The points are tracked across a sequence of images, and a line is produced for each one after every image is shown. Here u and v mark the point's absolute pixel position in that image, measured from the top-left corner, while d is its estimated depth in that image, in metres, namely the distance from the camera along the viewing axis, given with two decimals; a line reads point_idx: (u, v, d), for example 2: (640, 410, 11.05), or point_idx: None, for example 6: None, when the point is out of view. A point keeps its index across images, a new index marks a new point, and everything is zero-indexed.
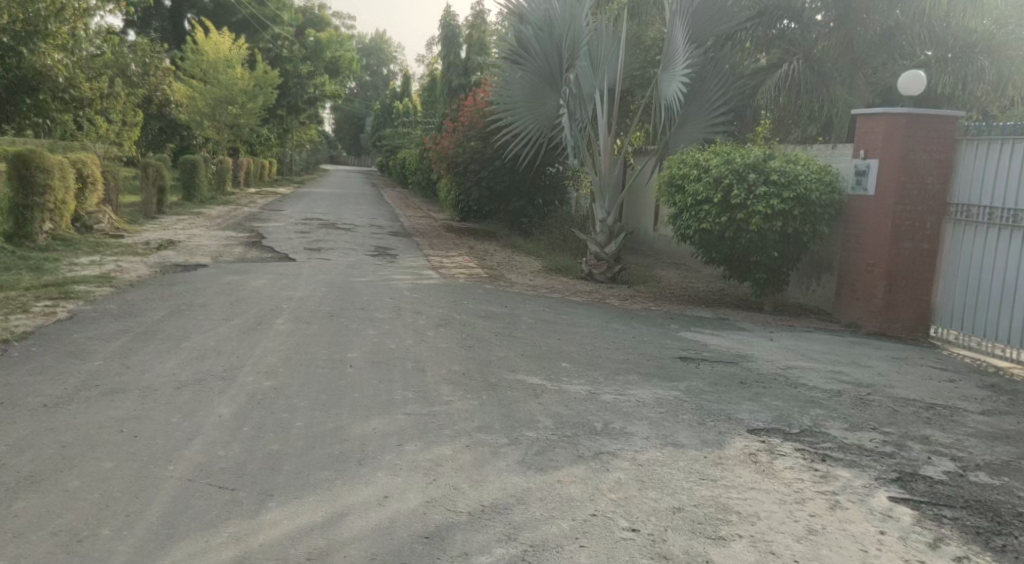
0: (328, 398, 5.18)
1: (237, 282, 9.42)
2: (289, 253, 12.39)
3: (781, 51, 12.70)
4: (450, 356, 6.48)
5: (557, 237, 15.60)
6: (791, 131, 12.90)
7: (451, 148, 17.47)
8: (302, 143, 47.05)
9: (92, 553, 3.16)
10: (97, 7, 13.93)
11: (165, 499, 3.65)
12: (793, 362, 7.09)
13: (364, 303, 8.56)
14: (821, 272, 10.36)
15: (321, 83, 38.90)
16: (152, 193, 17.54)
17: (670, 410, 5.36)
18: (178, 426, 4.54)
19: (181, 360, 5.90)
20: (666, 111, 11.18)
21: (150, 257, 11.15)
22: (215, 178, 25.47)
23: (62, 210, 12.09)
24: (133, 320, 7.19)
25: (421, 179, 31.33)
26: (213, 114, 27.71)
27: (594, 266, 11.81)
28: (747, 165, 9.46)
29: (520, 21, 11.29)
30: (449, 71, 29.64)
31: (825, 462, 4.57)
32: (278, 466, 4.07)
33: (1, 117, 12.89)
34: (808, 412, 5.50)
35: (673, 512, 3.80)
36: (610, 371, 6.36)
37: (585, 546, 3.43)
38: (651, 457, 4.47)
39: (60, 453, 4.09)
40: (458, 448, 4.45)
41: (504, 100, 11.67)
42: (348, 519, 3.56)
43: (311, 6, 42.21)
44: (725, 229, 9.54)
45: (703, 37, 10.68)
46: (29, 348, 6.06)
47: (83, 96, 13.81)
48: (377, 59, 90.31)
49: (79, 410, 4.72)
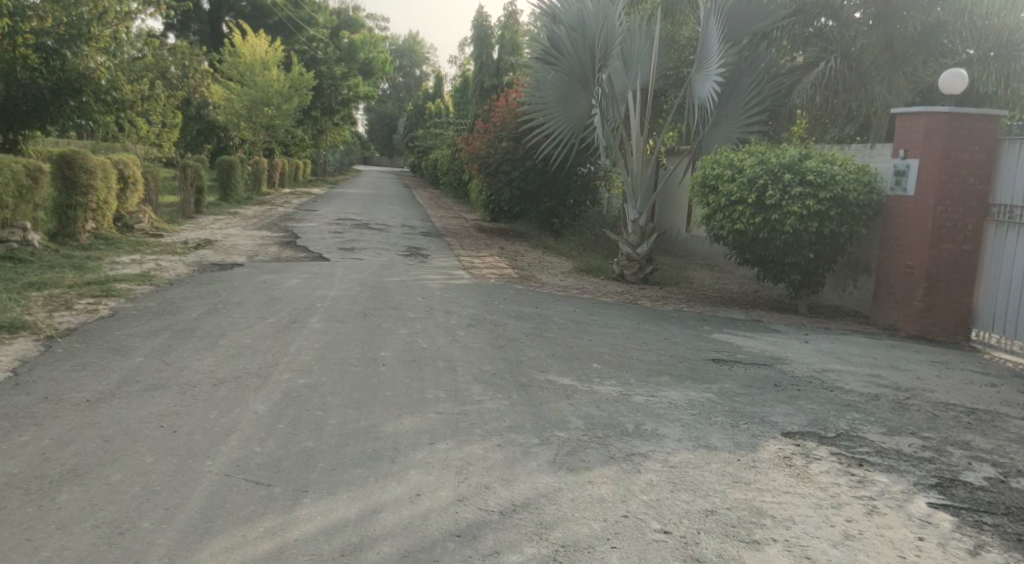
0: (362, 396, 5.23)
1: (273, 281, 9.54)
2: (323, 253, 12.52)
3: (818, 50, 12.67)
4: (481, 356, 6.50)
5: (588, 237, 15.56)
6: (827, 132, 12.91)
7: (482, 148, 17.53)
8: (336, 143, 47.65)
9: (133, 546, 3.23)
10: (138, 11, 14.26)
11: (203, 494, 3.71)
12: (829, 366, 6.99)
13: (397, 302, 8.62)
14: (858, 274, 10.19)
15: (355, 84, 39.28)
16: (190, 194, 17.79)
17: (702, 412, 5.33)
18: (216, 422, 4.62)
19: (218, 357, 6.00)
20: (700, 111, 11.11)
21: (188, 257, 11.33)
22: (251, 178, 25.83)
23: (105, 210, 12.36)
24: (171, 317, 7.33)
25: (453, 179, 31.39)
26: (249, 115, 28.12)
27: (626, 266, 11.75)
28: (783, 165, 9.37)
29: (552, 21, 11.33)
30: (481, 72, 29.74)
31: (862, 466, 4.50)
32: (313, 463, 4.12)
33: (47, 119, 13.12)
34: (844, 416, 5.42)
35: (706, 515, 3.77)
36: (641, 372, 6.35)
37: (617, 547, 3.42)
38: (683, 459, 4.45)
39: (103, 447, 4.19)
40: (489, 447, 4.46)
41: (537, 99, 11.75)
42: (383, 515, 3.60)
43: (345, 7, 42.65)
44: (759, 230, 9.44)
45: (738, 36, 10.60)
46: (72, 344, 6.21)
47: (125, 98, 14.06)
48: (410, 60, 91.05)
49: (121, 405, 4.84)
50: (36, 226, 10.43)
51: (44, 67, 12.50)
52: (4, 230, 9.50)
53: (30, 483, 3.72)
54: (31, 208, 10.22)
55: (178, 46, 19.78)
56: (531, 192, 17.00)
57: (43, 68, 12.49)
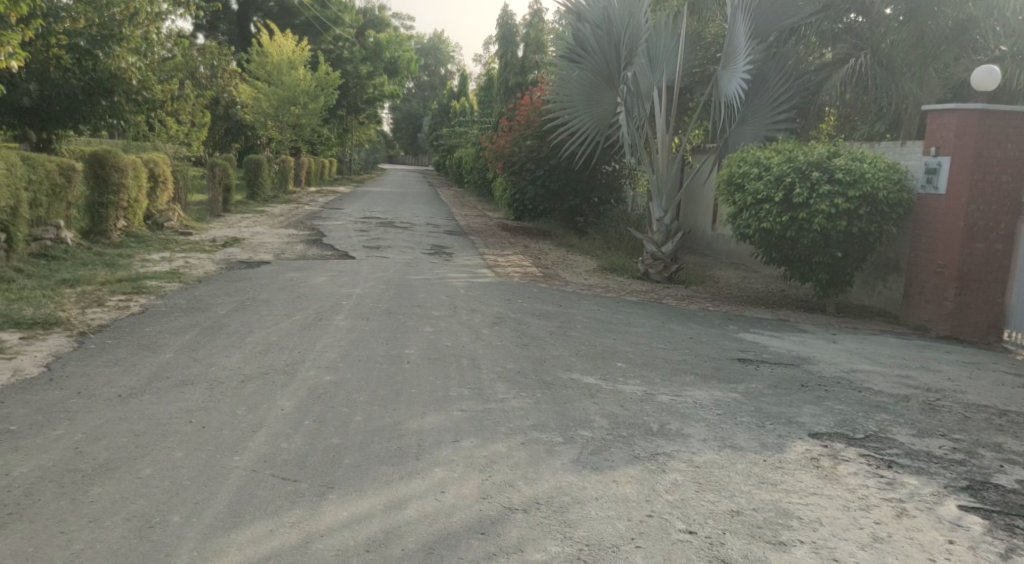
0: (387, 394, 5.26)
1: (299, 279, 9.63)
2: (348, 251, 12.61)
3: (849, 46, 12.52)
4: (505, 354, 6.52)
5: (613, 236, 15.49)
6: (857, 128, 12.87)
7: (508, 146, 17.51)
8: (362, 142, 47.93)
9: (164, 539, 3.28)
10: (168, 11, 14.44)
11: (231, 489, 3.75)
12: (857, 366, 6.90)
13: (422, 300, 8.66)
14: (887, 273, 10.03)
15: (380, 83, 39.46)
16: (219, 193, 17.99)
17: (728, 412, 5.29)
18: (244, 418, 4.69)
19: (245, 354, 6.06)
20: (727, 109, 11.04)
21: (216, 255, 11.46)
22: (278, 177, 26.05)
23: (136, 208, 12.55)
24: (200, 314, 7.43)
25: (477, 178, 31.39)
26: (277, 114, 28.40)
27: (651, 265, 11.67)
28: (810, 163, 9.29)
29: (577, 19, 11.28)
30: (506, 71, 29.69)
31: (891, 468, 4.44)
32: (339, 459, 4.15)
33: (79, 118, 13.36)
34: (873, 417, 5.36)
35: (732, 515, 3.75)
36: (667, 372, 6.31)
37: (642, 547, 3.41)
38: (708, 459, 4.43)
39: (134, 441, 4.25)
40: (513, 445, 4.46)
41: (561, 97, 11.74)
42: (407, 511, 3.63)
43: (371, 7, 42.93)
44: (786, 229, 9.35)
45: (766, 33, 10.52)
46: (104, 340, 6.32)
47: (155, 99, 14.25)
48: (435, 60, 91.34)
49: (151, 400, 4.92)
50: (69, 224, 10.59)
51: (77, 67, 12.70)
52: (38, 228, 9.66)
53: (63, 476, 3.79)
54: (64, 207, 10.38)
55: (208, 46, 20.01)
56: (556, 190, 16.97)
57: (75, 68, 12.70)
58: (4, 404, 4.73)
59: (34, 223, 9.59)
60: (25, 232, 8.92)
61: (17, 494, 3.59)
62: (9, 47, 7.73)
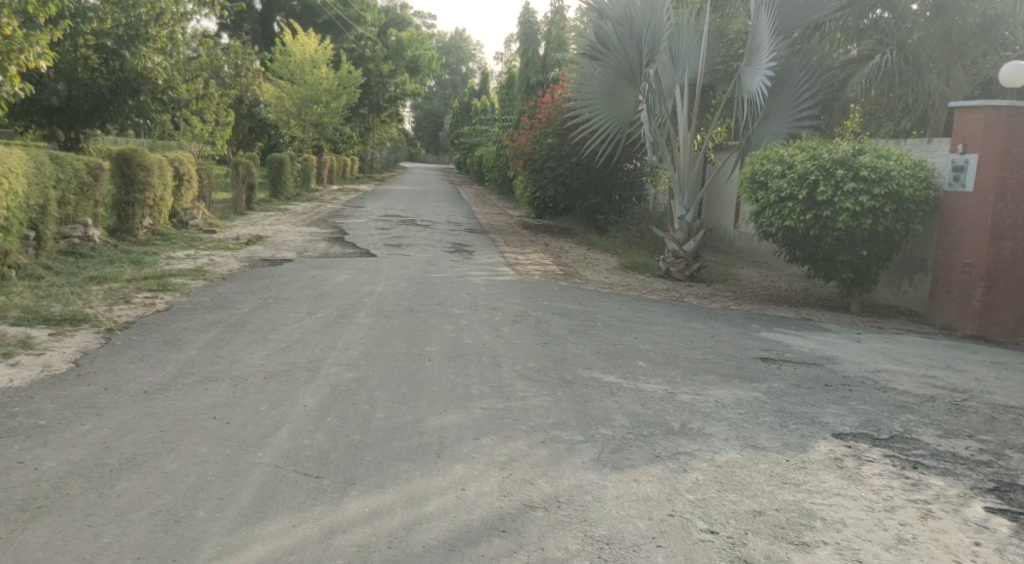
0: (407, 391, 5.29)
1: (322, 277, 9.70)
2: (370, 249, 12.69)
3: (874, 41, 12.35)
4: (526, 353, 6.52)
5: (635, 234, 15.44)
6: (881, 126, 12.70)
7: (528, 145, 17.49)
8: (384, 141, 48.15)
9: (188, 533, 3.32)
10: (193, 11, 14.58)
11: (255, 485, 3.79)
12: (882, 366, 6.82)
13: (443, 298, 8.69)
14: (914, 273, 9.88)
15: (402, 82, 39.70)
16: (242, 191, 18.16)
17: (750, 412, 5.26)
18: (267, 414, 4.73)
19: (268, 352, 6.11)
20: (749, 106, 10.95)
21: (240, 253, 11.57)
22: (301, 175, 26.25)
23: (161, 207, 12.72)
24: (225, 312, 7.50)
25: (499, 177, 31.41)
26: (300, 113, 28.64)
27: (673, 263, 11.62)
28: (835, 161, 9.20)
29: (599, 17, 11.23)
30: (527, 68, 29.65)
31: (916, 469, 4.39)
32: (360, 456, 4.18)
33: (107, 118, 13.54)
34: (898, 417, 5.29)
35: (754, 515, 3.73)
36: (688, 370, 6.28)
37: (663, 546, 3.40)
38: (731, 458, 4.40)
39: (160, 437, 4.31)
40: (534, 443, 4.46)
41: (583, 96, 11.69)
42: (429, 507, 3.65)
43: (393, 6, 43.15)
44: (811, 227, 9.27)
45: (790, 29, 10.44)
46: (130, 336, 6.42)
47: (180, 98, 14.42)
48: (457, 58, 91.59)
49: (177, 396, 4.98)
50: (97, 222, 10.74)
51: (104, 68, 12.88)
52: (66, 225, 9.80)
53: (91, 471, 3.85)
54: (92, 205, 10.52)
55: (232, 46, 20.18)
56: (576, 189, 16.93)
57: (102, 68, 12.87)
58: (34, 399, 4.81)
59: (63, 221, 9.74)
60: (54, 230, 9.06)
61: (46, 488, 3.66)
62: (38, 49, 7.85)
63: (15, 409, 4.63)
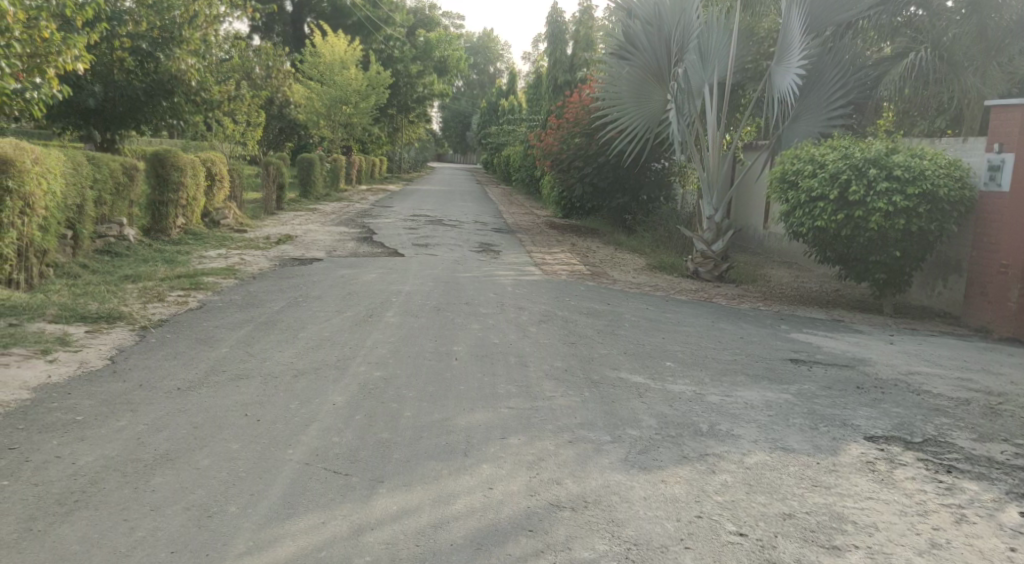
0: (435, 389, 5.31)
1: (350, 276, 9.78)
2: (398, 248, 12.76)
3: (908, 40, 12.17)
4: (552, 352, 6.51)
5: (663, 233, 15.33)
6: (916, 123, 12.58)
7: (556, 145, 17.48)
8: (412, 141, 48.31)
9: (220, 529, 3.37)
10: (226, 14, 14.77)
11: (285, 481, 3.84)
12: (915, 368, 6.72)
13: (470, 298, 8.71)
14: (948, 273, 9.71)
15: (430, 82, 39.85)
16: (273, 191, 18.35)
17: (780, 414, 5.20)
18: (297, 412, 4.78)
19: (298, 350, 6.18)
20: (781, 105, 10.85)
21: (270, 252, 11.69)
22: (330, 175, 26.42)
23: (193, 206, 12.92)
24: (255, 310, 7.59)
25: (526, 177, 31.33)
26: (329, 114, 28.87)
27: (701, 263, 11.53)
28: (868, 160, 9.06)
29: (627, 16, 11.21)
30: (555, 68, 29.52)
31: (950, 474, 4.31)
32: (389, 454, 4.21)
33: (141, 119, 13.75)
34: (932, 421, 5.21)
35: (784, 518, 3.70)
36: (716, 371, 6.24)
37: (690, 548, 3.39)
38: (760, 461, 4.36)
39: (192, 433, 4.38)
40: (561, 443, 4.46)
41: (610, 95, 11.66)
42: (456, 506, 3.66)
43: (422, 7, 43.37)
44: (842, 228, 9.16)
45: (822, 27, 10.33)
46: (164, 334, 6.52)
47: (213, 99, 14.61)
48: (484, 58, 91.66)
49: (209, 394, 5.05)
50: (132, 222, 10.92)
51: (139, 69, 13.11)
52: (102, 225, 9.98)
53: (126, 466, 3.93)
54: (127, 205, 10.70)
55: (263, 47, 20.39)
56: (604, 188, 16.87)
57: (138, 70, 13.10)
58: (71, 395, 4.91)
59: (98, 220, 9.91)
60: (91, 229, 9.24)
61: (83, 482, 3.74)
62: (76, 50, 8.01)
63: (52, 405, 4.73)
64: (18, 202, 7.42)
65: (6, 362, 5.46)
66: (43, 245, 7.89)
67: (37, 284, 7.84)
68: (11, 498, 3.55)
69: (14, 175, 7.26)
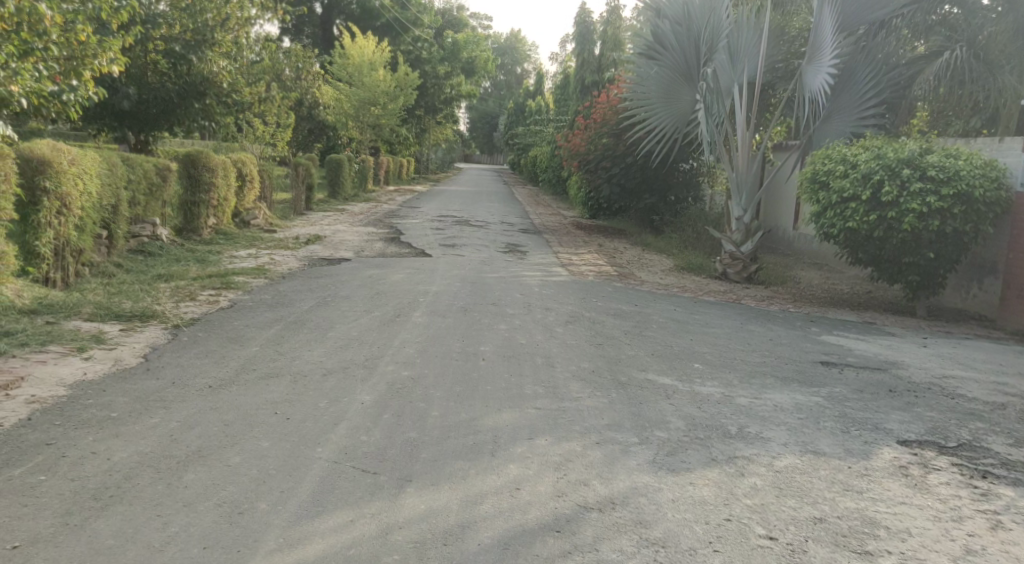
0: (462, 389, 5.33)
1: (378, 276, 9.85)
2: (426, 249, 12.83)
3: (943, 38, 11.92)
4: (580, 353, 6.51)
5: (691, 235, 15.26)
6: (951, 123, 12.46)
7: (583, 145, 17.41)
8: (439, 143, 48.45)
9: (252, 526, 3.41)
10: (258, 16, 14.94)
11: (314, 478, 3.88)
12: (949, 371, 6.60)
13: (497, 298, 8.74)
14: (983, 275, 9.51)
15: (458, 83, 39.97)
16: (302, 191, 18.54)
17: (811, 417, 5.14)
18: (326, 411, 4.82)
19: (327, 349, 6.24)
20: (811, 105, 10.74)
21: (299, 252, 11.81)
22: (358, 176, 26.62)
23: (224, 206, 13.10)
24: (285, 310, 7.67)
25: (553, 177, 31.28)
26: (358, 114, 29.08)
27: (730, 264, 11.41)
28: (901, 160, 8.91)
29: (656, 15, 11.18)
30: (583, 69, 29.46)
31: (986, 479, 4.23)
32: (416, 453, 4.23)
33: (174, 122, 13.95)
34: (967, 425, 5.12)
35: (815, 522, 3.65)
36: (745, 374, 6.17)
37: (720, 551, 3.36)
38: (790, 464, 4.31)
39: (224, 431, 4.43)
40: (588, 444, 4.46)
41: (638, 95, 11.58)
42: (484, 506, 3.67)
43: (450, 8, 43.54)
44: (874, 229, 9.04)
45: (855, 26, 10.19)
46: (196, 332, 6.62)
47: (243, 101, 14.76)
48: (512, 59, 91.81)
49: (239, 392, 5.10)
50: (165, 222, 11.09)
51: (172, 72, 13.30)
52: (136, 225, 10.16)
53: (159, 462, 3.99)
54: (160, 206, 10.87)
55: (292, 50, 20.61)
56: (631, 189, 16.80)
57: (171, 72, 13.30)
58: (105, 392, 5.00)
59: (133, 220, 10.08)
60: (125, 229, 9.38)
61: (118, 478, 3.80)
62: (111, 53, 8.14)
63: (88, 402, 4.82)
64: (55, 202, 7.61)
65: (44, 359, 5.58)
66: (79, 244, 8.04)
67: (73, 282, 7.98)
68: (47, 493, 3.62)
69: (51, 175, 7.45)
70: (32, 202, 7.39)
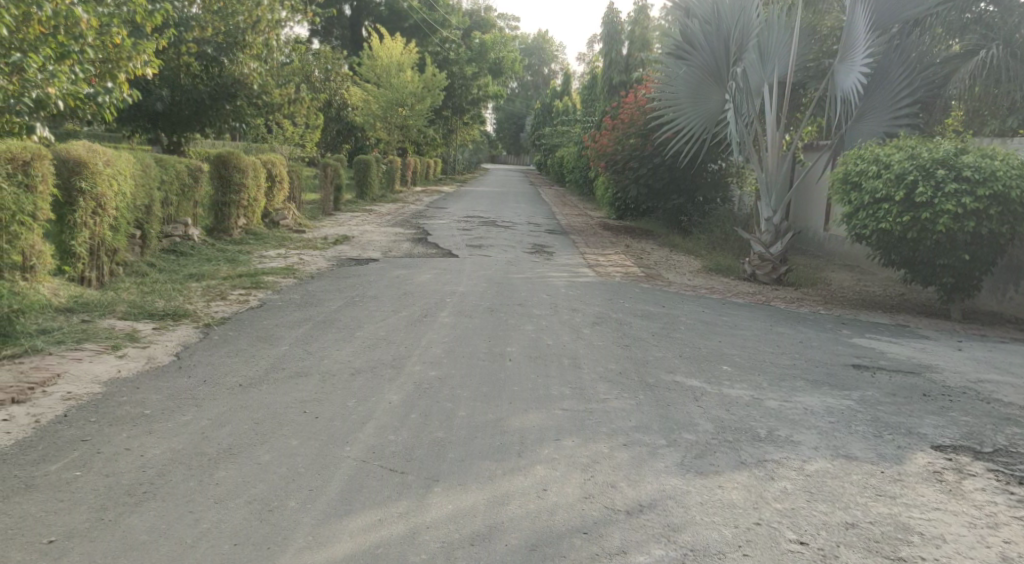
0: (489, 390, 5.34)
1: (405, 276, 9.88)
2: (452, 249, 12.88)
3: (978, 36, 11.58)
4: (607, 354, 6.48)
5: (719, 236, 15.17)
6: (986, 124, 11.87)
7: (611, 146, 17.36)
8: (466, 143, 48.58)
9: (283, 523, 3.44)
10: (287, 18, 15.06)
11: (343, 477, 3.91)
12: (985, 376, 6.47)
13: (523, 298, 8.73)
14: (1020, 277, 9.33)
15: (485, 83, 40.03)
16: (330, 192, 18.69)
17: (842, 421, 5.07)
18: (354, 410, 4.85)
19: (355, 348, 6.28)
20: (843, 104, 10.65)
21: (327, 252, 11.89)
22: (386, 176, 26.81)
23: (255, 207, 13.24)
24: (313, 309, 7.74)
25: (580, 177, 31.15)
26: (385, 115, 29.25)
27: (758, 265, 11.30)
28: (936, 160, 8.76)
29: (685, 15, 11.12)
30: (611, 68, 29.25)
31: (1022, 485, 4.14)
32: (443, 453, 4.24)
33: (206, 123, 14.16)
34: (1003, 430, 5.01)
35: (847, 527, 3.60)
36: (775, 376, 6.10)
37: (749, 555, 3.33)
38: (821, 469, 4.25)
39: (253, 430, 4.47)
40: (615, 446, 4.43)
41: (667, 95, 11.52)
42: (510, 507, 3.67)
43: (477, 9, 43.65)
44: (908, 230, 8.89)
45: (888, 25, 10.05)
46: (227, 331, 6.70)
47: (273, 102, 14.94)
48: (539, 59, 91.83)
49: (269, 390, 5.16)
50: (196, 222, 11.24)
51: (203, 74, 13.52)
52: (168, 225, 10.31)
53: (191, 459, 4.04)
54: (192, 206, 11.01)
55: (322, 51, 20.78)
56: (659, 189, 16.71)
57: (203, 74, 13.53)
58: (140, 390, 5.08)
59: (166, 220, 10.24)
60: (158, 229, 9.52)
61: (151, 475, 3.86)
62: (146, 56, 8.27)
63: (122, 399, 4.90)
64: (90, 202, 7.75)
65: (79, 357, 5.67)
66: (113, 244, 8.17)
67: (107, 282, 8.11)
68: (82, 489, 3.68)
69: (87, 176, 7.58)
70: (69, 202, 7.53)
